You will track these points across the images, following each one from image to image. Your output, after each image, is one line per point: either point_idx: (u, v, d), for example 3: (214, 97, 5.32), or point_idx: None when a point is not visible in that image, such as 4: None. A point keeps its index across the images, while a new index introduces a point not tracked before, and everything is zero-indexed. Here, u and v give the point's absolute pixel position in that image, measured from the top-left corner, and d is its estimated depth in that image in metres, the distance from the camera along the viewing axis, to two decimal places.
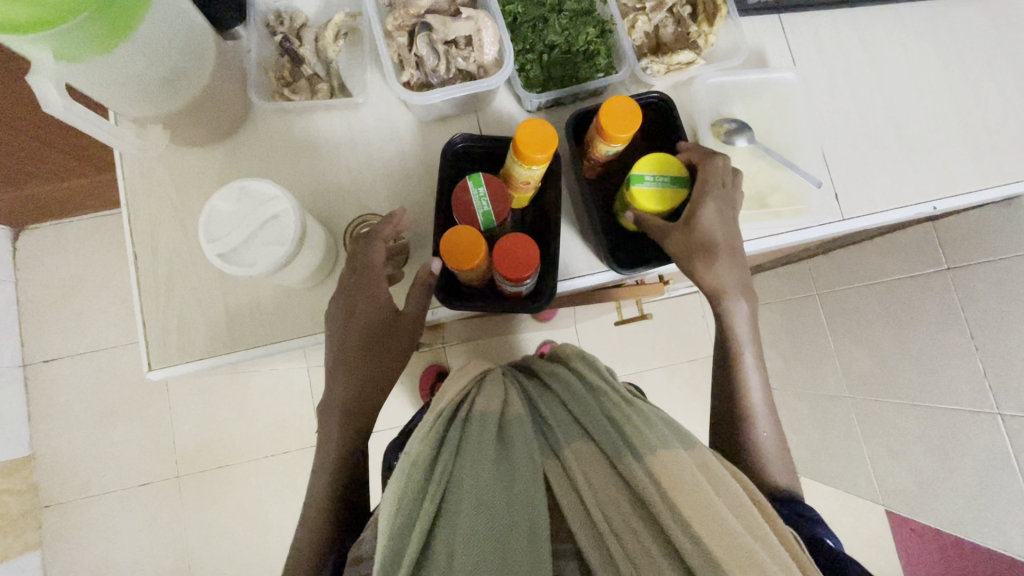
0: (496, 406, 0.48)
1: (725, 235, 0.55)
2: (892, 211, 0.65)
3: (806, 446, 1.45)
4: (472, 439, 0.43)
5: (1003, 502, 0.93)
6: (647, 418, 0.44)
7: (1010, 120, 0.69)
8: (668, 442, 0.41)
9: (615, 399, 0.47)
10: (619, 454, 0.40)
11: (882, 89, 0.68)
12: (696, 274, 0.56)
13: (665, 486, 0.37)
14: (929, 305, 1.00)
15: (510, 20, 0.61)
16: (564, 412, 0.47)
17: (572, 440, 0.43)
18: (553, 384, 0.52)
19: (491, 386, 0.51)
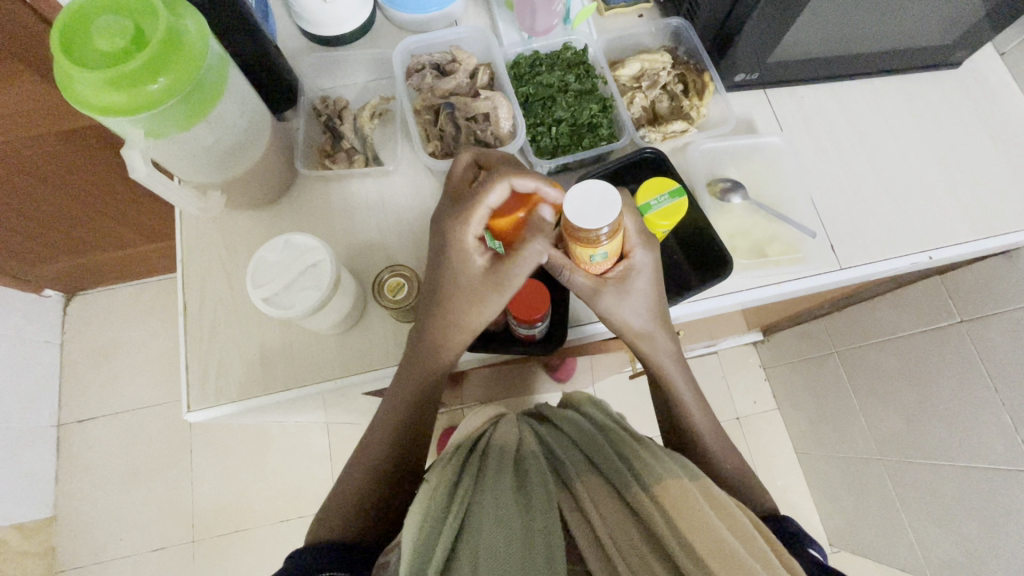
0: (512, 441, 0.51)
1: (645, 280, 0.57)
2: (889, 260, 0.68)
3: (842, 515, 1.38)
4: (491, 471, 0.47)
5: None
6: (653, 451, 0.48)
7: (992, 177, 0.74)
8: (675, 473, 0.45)
9: (625, 436, 0.50)
10: (625, 484, 0.44)
11: (865, 150, 0.74)
12: (610, 311, 0.57)
13: (669, 511, 0.41)
14: (950, 359, 1.00)
15: (523, 99, 0.70)
16: (573, 447, 0.50)
17: (581, 474, 0.46)
18: (563, 422, 0.55)
19: (506, 424, 0.55)
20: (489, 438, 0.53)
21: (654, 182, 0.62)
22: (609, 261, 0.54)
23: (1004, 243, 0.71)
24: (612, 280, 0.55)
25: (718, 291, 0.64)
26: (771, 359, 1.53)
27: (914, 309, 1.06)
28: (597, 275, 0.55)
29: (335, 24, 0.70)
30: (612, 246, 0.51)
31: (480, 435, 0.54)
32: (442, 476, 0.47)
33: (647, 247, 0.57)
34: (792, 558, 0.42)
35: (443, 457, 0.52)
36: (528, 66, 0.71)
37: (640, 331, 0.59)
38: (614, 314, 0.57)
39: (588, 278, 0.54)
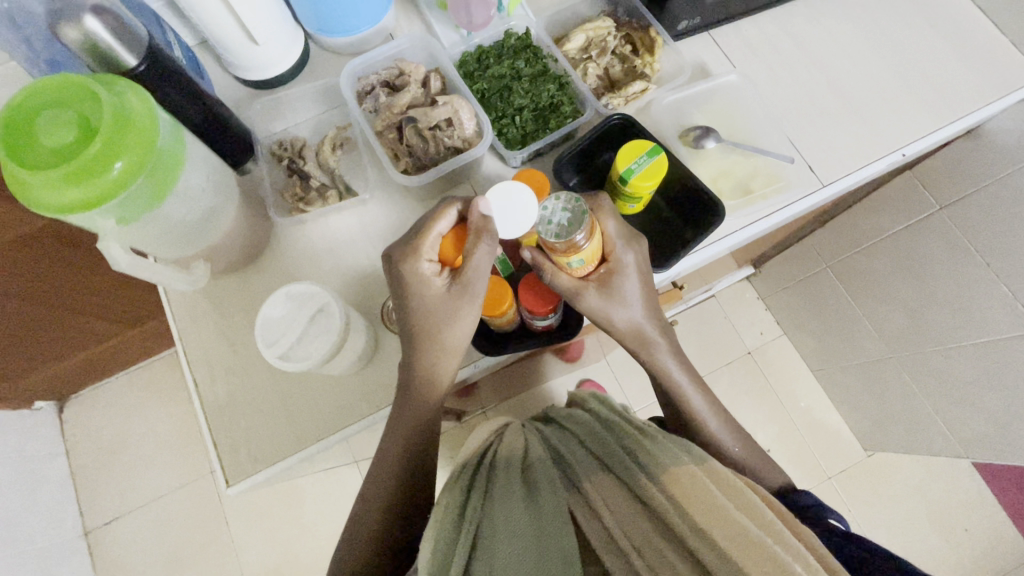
0: (521, 450, 0.53)
1: (633, 281, 0.58)
2: (863, 167, 0.70)
3: (870, 419, 1.42)
4: (500, 484, 0.49)
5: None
6: (657, 442, 0.50)
7: (940, 65, 0.76)
8: (680, 461, 0.46)
9: (630, 432, 0.52)
10: (633, 477, 0.46)
11: (817, 67, 0.75)
12: (595, 312, 0.58)
13: (678, 499, 0.42)
14: (937, 247, 1.03)
15: (480, 96, 0.69)
16: (579, 447, 0.52)
17: (590, 473, 0.48)
18: (570, 426, 0.57)
19: (512, 434, 0.57)
20: (495, 450, 0.55)
21: (628, 147, 0.62)
22: (588, 265, 0.56)
23: (964, 124, 0.74)
24: (593, 282, 0.57)
25: (712, 238, 0.65)
26: (766, 289, 1.57)
27: (895, 207, 1.09)
28: (583, 278, 0.57)
29: (272, 64, 0.69)
30: (588, 250, 0.53)
31: (484, 449, 0.57)
32: (452, 495, 0.49)
33: (632, 247, 0.59)
34: (812, 535, 0.42)
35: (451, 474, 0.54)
36: (475, 62, 0.70)
37: (634, 328, 0.60)
38: (602, 313, 0.58)
39: (571, 279, 0.56)
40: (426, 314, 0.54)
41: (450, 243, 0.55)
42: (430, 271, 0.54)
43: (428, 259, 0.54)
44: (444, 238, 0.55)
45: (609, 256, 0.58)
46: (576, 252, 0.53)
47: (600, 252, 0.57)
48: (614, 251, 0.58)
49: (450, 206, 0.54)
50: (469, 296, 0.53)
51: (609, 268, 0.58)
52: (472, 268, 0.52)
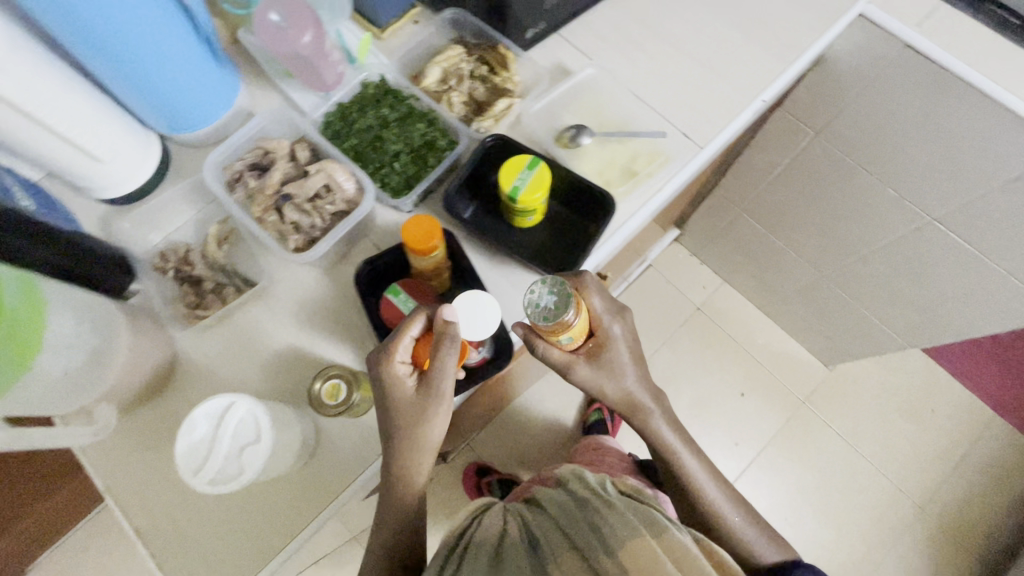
0: (495, 534, 0.58)
1: (618, 350, 0.66)
2: (730, 123, 0.74)
3: (822, 335, 1.51)
4: (471, 568, 0.53)
5: (979, 290, 1.01)
6: (619, 514, 0.54)
7: (772, 9, 0.80)
8: (637, 532, 0.51)
9: (597, 506, 0.56)
10: (594, 554, 0.50)
11: (664, 40, 0.78)
12: (585, 381, 0.66)
13: (632, 572, 0.47)
14: (825, 169, 1.09)
15: (354, 153, 0.68)
16: (551, 523, 0.57)
17: (557, 552, 0.52)
18: (547, 503, 0.61)
19: (492, 515, 0.61)
20: (471, 531, 0.59)
21: (509, 163, 0.63)
22: (579, 339, 0.62)
23: (807, 58, 0.79)
24: (583, 355, 0.65)
25: (615, 227, 0.67)
26: (696, 245, 1.63)
27: (778, 143, 1.14)
28: (574, 352, 0.65)
29: (128, 177, 0.65)
30: (576, 328, 0.59)
31: (464, 530, 0.59)
32: None
33: (618, 320, 0.66)
34: None
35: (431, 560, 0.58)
36: (340, 120, 0.69)
37: (626, 396, 0.68)
38: (593, 383, 0.66)
39: (564, 354, 0.64)
40: (400, 415, 0.56)
41: (422, 346, 0.57)
42: (403, 372, 0.56)
43: (401, 362, 0.56)
44: (416, 341, 0.58)
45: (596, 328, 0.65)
46: (568, 331, 0.59)
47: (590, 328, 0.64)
48: (602, 326, 0.65)
49: (421, 313, 0.57)
50: (434, 400, 0.56)
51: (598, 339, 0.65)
52: (441, 371, 0.55)
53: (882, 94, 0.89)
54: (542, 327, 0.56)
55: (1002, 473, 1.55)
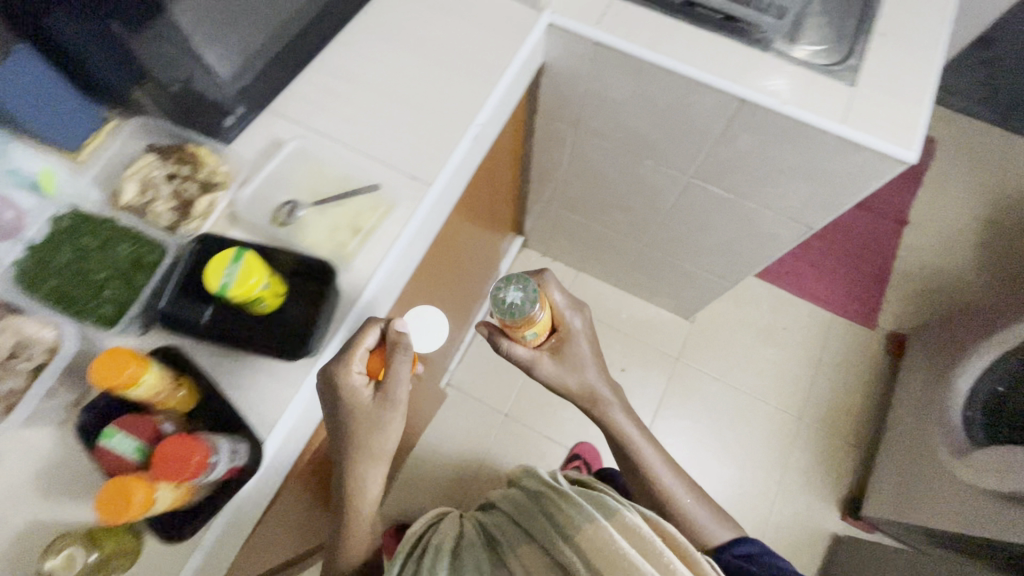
0: (452, 542, 0.77)
1: (576, 353, 0.92)
2: (451, 155, 0.78)
3: (668, 293, 1.64)
4: (432, 567, 0.73)
5: (748, 226, 1.14)
6: (568, 501, 0.71)
7: (468, 40, 0.86)
8: (587, 516, 0.67)
9: (553, 498, 0.73)
10: (551, 542, 0.68)
11: (374, 91, 0.81)
12: (548, 375, 0.91)
13: (581, 551, 0.64)
14: (597, 156, 1.18)
15: (57, 296, 0.62)
16: (514, 527, 0.75)
17: (518, 548, 0.71)
18: (510, 506, 0.79)
19: (448, 526, 0.81)
20: (430, 542, 0.79)
21: (216, 259, 0.61)
22: (542, 334, 0.86)
23: (509, 77, 0.84)
24: (546, 349, 0.91)
25: (348, 291, 0.68)
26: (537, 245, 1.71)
27: (555, 143, 1.22)
28: (537, 347, 0.89)
29: None
30: (539, 324, 0.82)
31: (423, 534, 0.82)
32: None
33: (576, 314, 0.92)
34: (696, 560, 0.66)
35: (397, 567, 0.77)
36: (36, 266, 0.63)
37: (582, 387, 0.93)
38: (556, 377, 0.92)
39: (529, 350, 0.88)
40: (357, 421, 0.68)
41: (376, 359, 0.68)
42: (358, 380, 0.65)
43: (360, 371, 0.65)
44: (370, 352, 0.67)
45: (559, 325, 0.92)
46: (534, 326, 0.81)
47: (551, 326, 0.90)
48: (564, 329, 0.92)
49: (377, 325, 0.66)
50: (390, 405, 0.69)
51: (558, 334, 0.92)
52: (395, 377, 0.67)
53: (602, 87, 0.97)
54: (510, 320, 0.77)
55: (851, 363, 1.75)
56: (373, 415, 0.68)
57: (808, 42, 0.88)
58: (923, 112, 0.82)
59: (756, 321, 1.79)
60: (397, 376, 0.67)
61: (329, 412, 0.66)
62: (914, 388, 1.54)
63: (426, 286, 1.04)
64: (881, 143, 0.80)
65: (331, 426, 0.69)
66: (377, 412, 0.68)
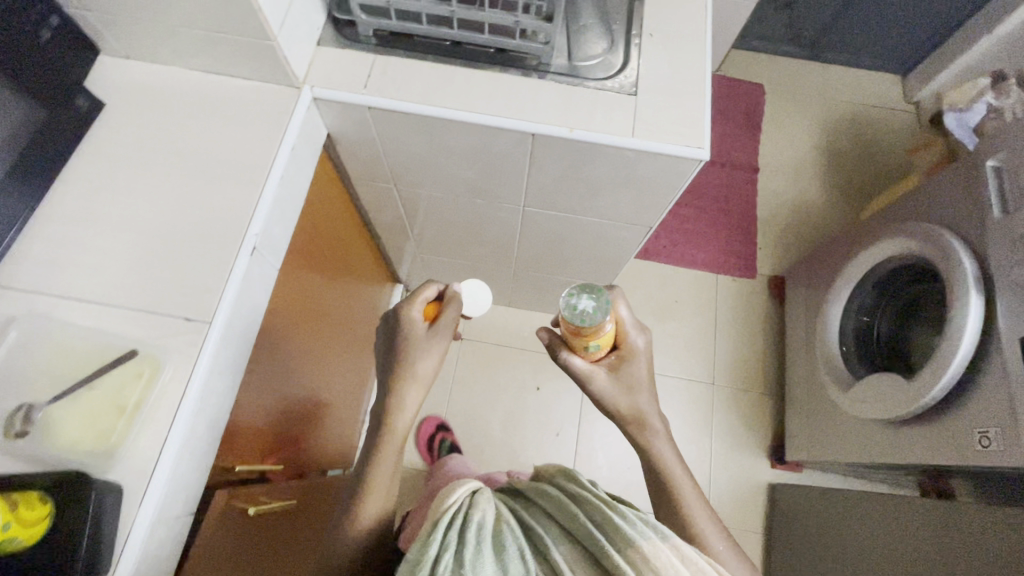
0: (487, 519, 0.65)
1: (637, 371, 0.84)
2: (225, 282, 0.68)
3: (557, 302, 1.63)
4: (469, 548, 0.59)
5: (596, 236, 1.12)
6: (623, 516, 0.63)
7: (223, 141, 0.76)
8: (647, 538, 0.60)
9: (601, 507, 0.64)
10: (611, 555, 0.59)
11: (121, 231, 0.70)
12: (599, 388, 0.83)
13: (647, 573, 0.57)
14: (430, 205, 1.12)
15: None
16: (554, 525, 0.65)
17: (561, 548, 0.62)
18: (546, 501, 0.69)
19: (480, 497, 0.68)
20: (466, 511, 0.65)
21: None
22: (603, 348, 0.82)
23: (277, 171, 0.75)
24: (605, 364, 0.84)
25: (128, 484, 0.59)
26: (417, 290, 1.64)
27: (384, 201, 1.15)
28: (594, 360, 0.84)
29: None
30: (602, 337, 0.79)
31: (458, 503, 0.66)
32: (417, 561, 0.59)
33: (643, 335, 0.85)
34: None
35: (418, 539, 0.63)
36: None
37: (637, 410, 0.83)
38: (605, 396, 0.83)
39: (586, 362, 0.83)
40: (406, 354, 0.72)
41: (433, 309, 0.77)
42: (418, 318, 0.74)
43: (418, 308, 0.74)
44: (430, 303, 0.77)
45: (620, 343, 0.85)
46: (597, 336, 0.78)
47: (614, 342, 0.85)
48: (627, 346, 0.85)
49: (439, 281, 0.78)
50: (437, 346, 0.73)
51: (621, 352, 0.85)
52: (438, 324, 0.74)
53: (400, 145, 0.91)
54: (581, 326, 0.76)
55: (745, 316, 1.82)
56: (422, 360, 0.72)
57: (585, 52, 0.86)
58: (705, 107, 0.82)
59: (649, 300, 1.82)
60: (447, 327, 0.74)
61: (399, 324, 0.73)
62: (801, 329, 1.62)
63: (291, 345, 0.95)
64: (675, 148, 0.80)
65: (380, 377, 0.73)
66: (425, 365, 0.72)
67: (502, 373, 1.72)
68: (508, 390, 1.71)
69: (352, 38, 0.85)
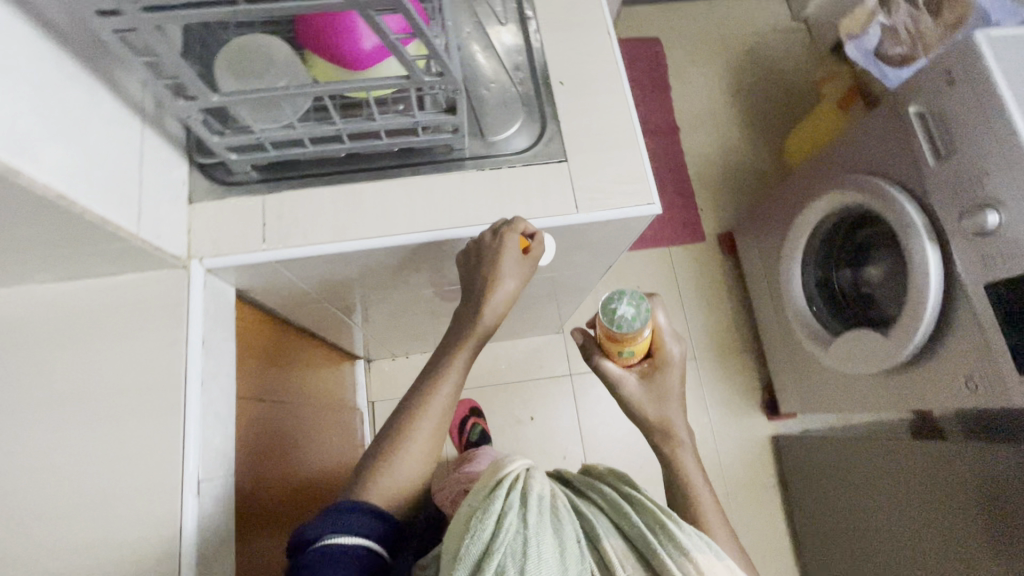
0: (550, 494, 0.66)
1: (670, 379, 0.83)
2: (181, 541, 0.59)
3: (527, 329, 1.56)
4: (537, 517, 0.61)
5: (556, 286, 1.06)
6: (679, 524, 0.63)
7: (117, 365, 0.63)
8: (702, 549, 0.61)
9: (657, 509, 0.65)
10: (665, 555, 0.60)
11: (33, 522, 0.57)
12: (626, 392, 0.83)
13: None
14: (374, 304, 1.02)
15: None
16: (609, 519, 0.66)
17: (614, 541, 0.63)
18: (600, 495, 0.70)
19: (541, 474, 0.69)
20: (529, 478, 0.67)
21: None
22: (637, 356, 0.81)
23: (193, 382, 0.64)
24: (637, 371, 0.83)
25: None
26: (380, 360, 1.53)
27: (321, 312, 1.03)
28: (626, 366, 0.83)
29: None
30: (637, 345, 0.79)
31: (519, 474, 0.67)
32: (488, 508, 0.61)
33: (679, 347, 0.84)
34: None
35: (480, 491, 0.65)
36: None
37: (664, 419, 0.82)
38: (631, 398, 0.83)
39: (620, 368, 0.83)
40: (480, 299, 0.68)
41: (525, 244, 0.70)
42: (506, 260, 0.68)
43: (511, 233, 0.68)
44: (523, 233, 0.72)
45: (656, 351, 0.84)
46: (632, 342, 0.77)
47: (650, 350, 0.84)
48: (664, 355, 0.83)
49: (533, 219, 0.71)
50: (511, 298, 0.69)
51: (654, 361, 0.84)
52: (525, 268, 0.68)
53: (324, 277, 0.80)
54: (615, 331, 0.76)
55: (706, 281, 1.83)
56: (494, 308, 0.68)
57: (498, 130, 0.78)
58: (643, 156, 0.75)
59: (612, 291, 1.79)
60: (535, 262, 0.70)
61: (483, 269, 0.68)
62: (762, 284, 1.64)
63: (253, 459, 0.88)
64: (627, 211, 0.73)
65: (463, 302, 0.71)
66: (500, 304, 0.68)
67: (493, 414, 1.67)
68: (502, 427, 1.66)
69: (227, 180, 0.71)
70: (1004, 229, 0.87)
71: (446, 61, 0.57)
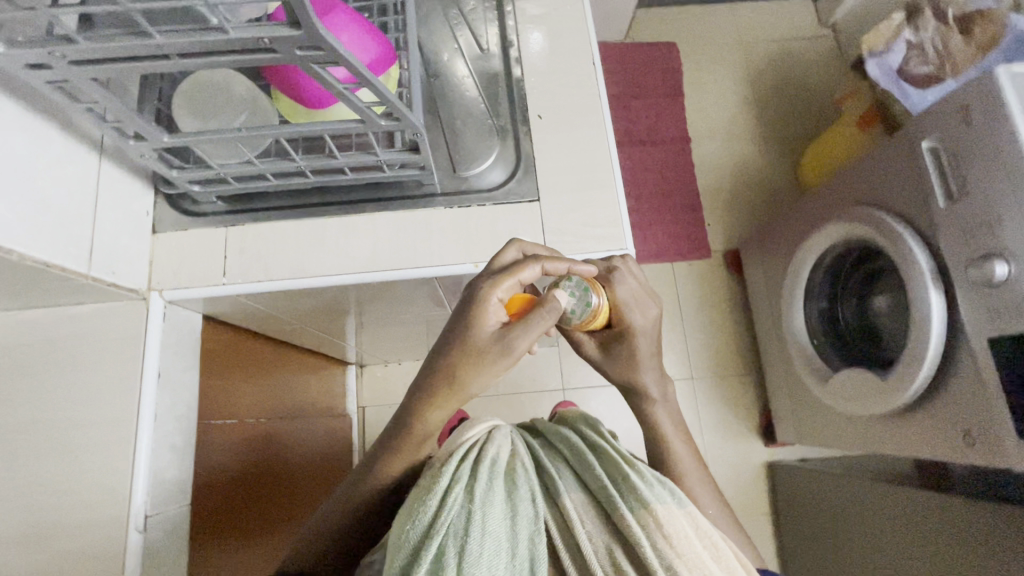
0: (501, 450, 0.53)
1: (640, 341, 0.67)
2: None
3: None
4: (482, 476, 0.49)
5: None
6: (646, 477, 0.51)
7: (73, 399, 0.63)
8: (664, 499, 0.49)
9: (621, 463, 0.52)
10: (624, 515, 0.48)
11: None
12: (585, 354, 0.70)
13: (666, 536, 0.46)
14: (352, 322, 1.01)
15: None
16: (567, 468, 0.54)
17: (570, 493, 0.51)
18: (558, 443, 0.57)
19: (495, 427, 0.56)
20: (479, 438, 0.53)
21: None
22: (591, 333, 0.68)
23: (149, 413, 0.65)
24: (601, 340, 0.69)
25: None
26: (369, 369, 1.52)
27: (299, 329, 1.02)
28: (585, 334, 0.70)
29: None
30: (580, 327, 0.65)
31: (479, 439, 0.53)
32: (431, 474, 0.49)
33: (648, 309, 0.68)
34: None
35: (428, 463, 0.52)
36: None
37: (633, 382, 0.68)
38: (593, 359, 0.70)
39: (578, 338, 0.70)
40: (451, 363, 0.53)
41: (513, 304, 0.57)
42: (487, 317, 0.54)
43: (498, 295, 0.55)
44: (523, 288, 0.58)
45: (618, 320, 0.67)
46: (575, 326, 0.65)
47: (611, 320, 0.68)
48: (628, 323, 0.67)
49: (536, 269, 0.58)
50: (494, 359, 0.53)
51: (617, 329, 0.68)
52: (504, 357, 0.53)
53: (293, 303, 0.79)
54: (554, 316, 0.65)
55: (711, 298, 1.77)
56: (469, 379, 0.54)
57: (474, 164, 0.75)
58: (619, 199, 0.73)
59: None
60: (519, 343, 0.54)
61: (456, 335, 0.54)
62: (766, 309, 1.58)
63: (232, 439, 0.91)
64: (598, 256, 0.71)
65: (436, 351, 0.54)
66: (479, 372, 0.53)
67: None
68: None
69: (194, 211, 0.71)
70: (1014, 282, 0.81)
71: (403, 111, 0.56)
